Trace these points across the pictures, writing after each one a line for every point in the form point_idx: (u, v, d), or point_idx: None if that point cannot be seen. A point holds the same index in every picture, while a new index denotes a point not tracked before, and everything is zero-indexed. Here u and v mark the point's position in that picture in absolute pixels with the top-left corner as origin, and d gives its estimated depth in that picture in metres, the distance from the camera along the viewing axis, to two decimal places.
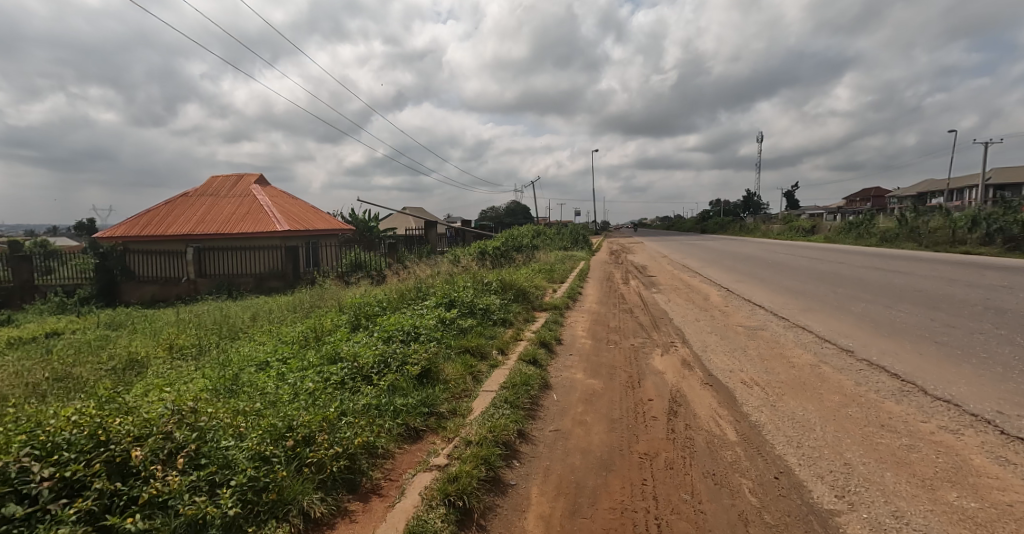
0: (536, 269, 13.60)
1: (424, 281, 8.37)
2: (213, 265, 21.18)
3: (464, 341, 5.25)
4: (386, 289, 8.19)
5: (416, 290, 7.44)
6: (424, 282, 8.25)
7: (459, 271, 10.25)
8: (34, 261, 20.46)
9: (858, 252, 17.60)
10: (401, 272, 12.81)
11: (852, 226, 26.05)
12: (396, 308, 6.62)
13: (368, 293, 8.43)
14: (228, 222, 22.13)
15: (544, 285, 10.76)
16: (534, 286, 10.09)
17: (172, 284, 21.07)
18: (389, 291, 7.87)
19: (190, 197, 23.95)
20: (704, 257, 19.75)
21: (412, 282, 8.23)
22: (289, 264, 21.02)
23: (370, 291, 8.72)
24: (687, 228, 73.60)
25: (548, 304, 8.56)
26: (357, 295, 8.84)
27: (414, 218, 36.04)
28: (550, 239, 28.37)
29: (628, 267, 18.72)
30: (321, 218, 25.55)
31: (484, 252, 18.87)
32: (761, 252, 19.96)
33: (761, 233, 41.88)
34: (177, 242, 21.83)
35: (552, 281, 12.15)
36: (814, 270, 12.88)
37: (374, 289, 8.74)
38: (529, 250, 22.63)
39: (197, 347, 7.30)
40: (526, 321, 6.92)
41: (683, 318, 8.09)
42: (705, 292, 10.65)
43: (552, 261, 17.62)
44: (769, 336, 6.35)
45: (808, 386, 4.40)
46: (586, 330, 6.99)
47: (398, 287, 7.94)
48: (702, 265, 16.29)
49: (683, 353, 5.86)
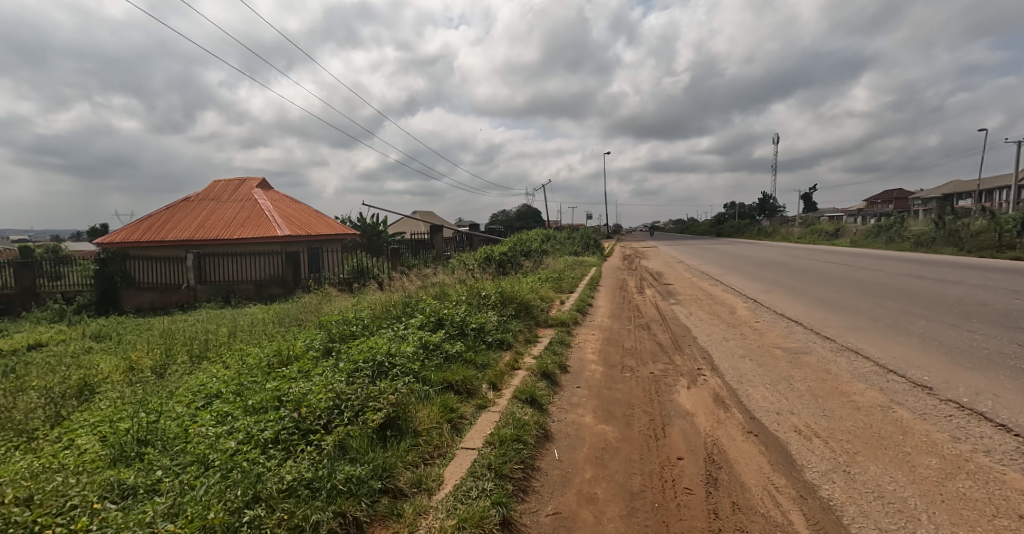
0: (543, 278, 12.69)
1: (415, 294, 7.50)
2: (213, 271, 20.61)
3: (449, 372, 4.33)
4: (373, 302, 7.32)
5: (403, 306, 6.56)
6: (415, 295, 7.37)
7: (457, 282, 9.39)
8: (39, 267, 19.99)
9: (893, 257, 16.35)
10: (398, 282, 11.96)
11: (880, 230, 24.71)
12: (377, 327, 5.74)
13: (353, 306, 7.55)
14: (229, 227, 21.57)
15: (550, 297, 9.82)
16: (540, 298, 9.16)
17: (171, 291, 20.52)
18: (376, 305, 7.00)
19: (192, 201, 23.45)
20: (722, 262, 18.69)
21: (402, 295, 7.35)
22: (290, 271, 20.37)
23: (356, 303, 7.85)
24: (702, 231, 71.93)
25: (555, 320, 7.63)
26: (341, 308, 7.99)
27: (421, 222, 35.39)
28: (560, 244, 27.45)
29: (642, 273, 17.75)
30: (325, 223, 24.96)
31: (491, 258, 18.01)
32: (786, 258, 18.74)
33: (781, 236, 40.33)
34: (178, 247, 21.31)
35: (560, 290, 11.23)
36: (849, 278, 11.78)
37: (360, 301, 7.88)
38: (538, 256, 21.73)
39: (159, 369, 6.50)
40: (528, 342, 6.00)
41: (709, 337, 7.09)
42: (730, 305, 9.63)
43: (561, 267, 16.72)
44: (815, 364, 5.34)
45: (887, 441, 3.39)
46: (597, 353, 6.05)
47: (385, 301, 7.07)
48: (722, 273, 15.24)
49: (713, 385, 4.88)
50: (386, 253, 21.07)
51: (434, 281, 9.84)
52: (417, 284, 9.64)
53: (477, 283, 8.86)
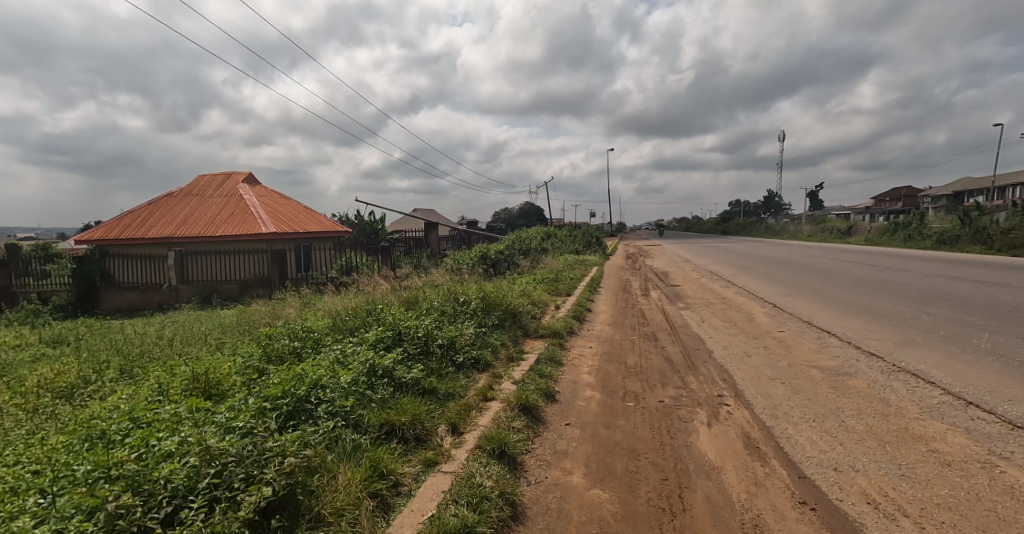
0: (539, 279, 11.66)
1: (382, 301, 6.48)
2: (197, 271, 19.68)
3: (395, 410, 3.28)
4: (333, 310, 6.27)
5: (363, 318, 5.54)
6: (381, 303, 6.34)
7: (438, 286, 8.39)
8: (27, 266, 19.45)
9: (916, 256, 15.25)
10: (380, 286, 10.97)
11: (898, 227, 23.54)
12: (325, 345, 4.69)
13: (311, 314, 6.53)
14: (212, 223, 20.57)
15: (544, 301, 8.78)
16: (531, 303, 8.12)
17: (152, 291, 19.61)
18: (335, 315, 5.96)
19: (175, 197, 22.45)
20: (732, 262, 17.63)
21: (366, 303, 6.32)
22: (276, 270, 19.39)
23: (315, 310, 6.82)
24: (707, 230, 70.63)
25: (546, 330, 6.60)
26: (301, 315, 6.98)
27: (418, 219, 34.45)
28: (561, 242, 26.40)
29: (647, 273, 16.70)
30: (315, 219, 23.99)
31: (487, 257, 16.96)
32: (800, 257, 17.61)
33: (789, 235, 39.09)
34: (159, 245, 20.34)
35: (556, 293, 10.19)
36: (875, 280, 10.71)
37: (322, 308, 6.86)
38: (538, 254, 20.71)
39: (72, 391, 5.45)
40: (510, 361, 4.97)
41: (727, 351, 6.04)
42: (747, 310, 8.55)
43: (559, 267, 15.69)
44: (865, 390, 4.28)
45: (1016, 525, 2.31)
46: (594, 373, 5.01)
47: (346, 310, 6.03)
48: (734, 273, 14.18)
49: (740, 421, 3.82)
50: (376, 250, 20.21)
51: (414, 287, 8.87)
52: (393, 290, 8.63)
53: (458, 287, 7.86)
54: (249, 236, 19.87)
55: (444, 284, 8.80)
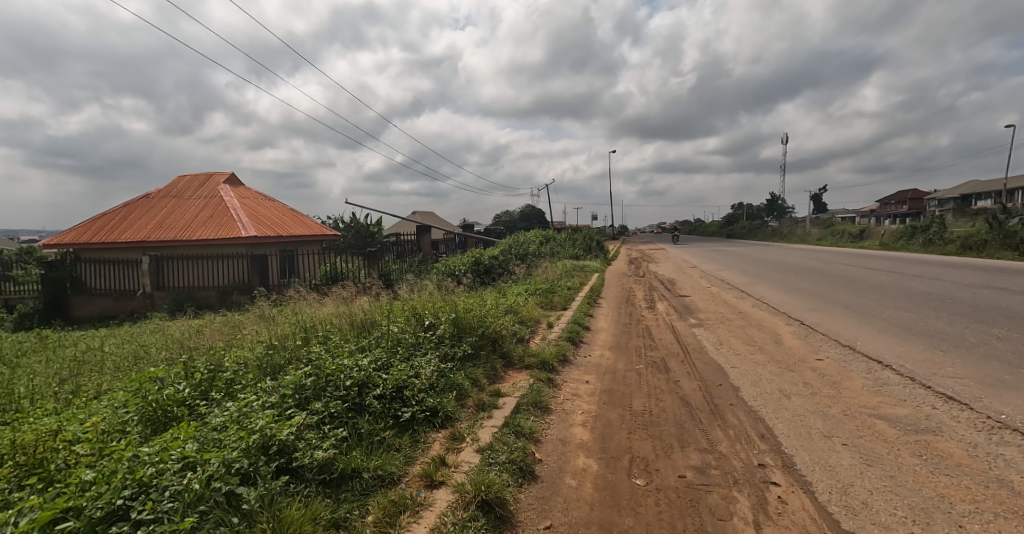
0: (532, 289, 10.51)
1: (329, 322, 5.27)
2: (172, 277, 18.57)
3: (269, 529, 2.03)
4: (266, 333, 5.05)
5: (295, 346, 4.33)
6: (326, 326, 5.12)
7: (408, 301, 7.20)
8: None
9: (943, 262, 14.06)
10: (354, 299, 9.84)
11: (915, 231, 22.33)
12: (225, 396, 3.43)
13: (242, 338, 5.32)
14: (189, 227, 19.37)
15: (533, 318, 7.58)
16: (518, 322, 6.92)
17: (126, 298, 18.51)
18: (265, 340, 4.76)
19: (152, 199, 21.29)
20: (742, 268, 16.48)
21: (308, 325, 5.12)
22: (256, 275, 18.24)
23: (251, 332, 5.61)
24: (711, 234, 69.43)
25: (532, 361, 5.42)
26: (235, 336, 5.76)
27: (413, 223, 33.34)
28: (560, 246, 25.28)
29: (652, 280, 15.54)
30: (301, 223, 22.83)
31: (479, 262, 15.80)
32: (816, 263, 16.36)
33: (798, 238, 37.81)
34: (133, 249, 19.25)
35: (550, 306, 9.04)
36: (912, 291, 9.50)
37: (258, 329, 5.64)
38: (535, 259, 19.60)
39: None
40: (480, 412, 3.78)
41: (756, 388, 4.82)
42: (771, 330, 7.32)
43: (556, 275, 14.54)
44: (965, 458, 3.08)
45: None
46: (590, 429, 3.79)
47: (279, 335, 4.82)
48: (747, 282, 13.00)
49: (802, 518, 2.61)
50: (361, 252, 18.34)
51: (383, 301, 7.68)
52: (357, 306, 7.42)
53: (429, 302, 6.67)
54: (228, 239, 18.68)
55: (418, 299, 7.62)
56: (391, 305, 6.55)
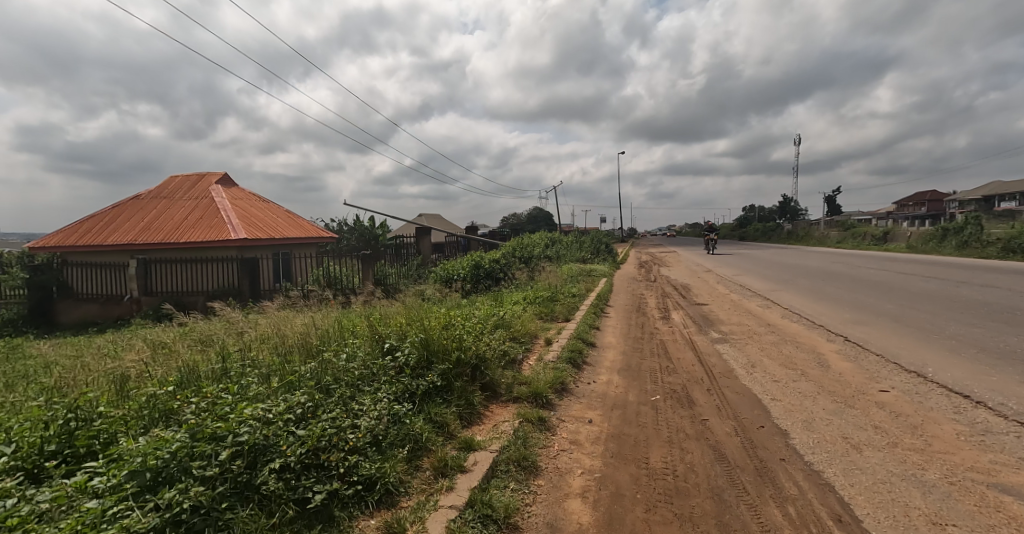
0: (534, 297, 9.47)
1: (267, 342, 4.18)
2: (161, 281, 17.76)
3: None
4: (182, 353, 3.93)
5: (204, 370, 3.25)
6: (261, 346, 4.02)
7: (379, 313, 6.17)
8: None
9: (988, 267, 12.80)
10: (332, 309, 8.87)
11: (948, 233, 20.96)
12: (62, 471, 2.30)
13: (158, 353, 4.22)
14: (177, 229, 18.49)
15: (529, 334, 6.50)
16: (509, 339, 5.86)
17: (113, 303, 17.75)
18: (174, 362, 3.66)
19: (142, 199, 20.52)
20: (764, 273, 15.33)
21: (238, 347, 3.98)
22: (245, 280, 17.35)
23: (175, 346, 4.54)
24: (723, 237, 67.90)
25: (518, 395, 4.35)
26: (158, 348, 4.71)
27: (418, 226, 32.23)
28: (568, 249, 24.25)
29: (664, 286, 14.47)
30: (296, 225, 21.94)
31: (479, 266, 14.81)
32: (843, 267, 15.19)
33: (817, 240, 36.34)
34: (121, 253, 18.49)
35: (551, 317, 8.01)
36: (966, 300, 8.33)
37: (182, 344, 4.55)
38: (540, 263, 18.59)
39: None
40: (437, 482, 2.69)
41: (811, 433, 3.73)
42: (810, 349, 6.18)
43: (562, 280, 13.49)
44: None
45: None
46: (591, 505, 2.71)
47: (195, 355, 3.73)
48: (771, 288, 11.85)
49: None
50: (356, 254, 17.34)
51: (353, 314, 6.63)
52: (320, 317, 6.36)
53: (400, 316, 5.62)
54: (216, 241, 17.79)
55: (393, 310, 6.58)
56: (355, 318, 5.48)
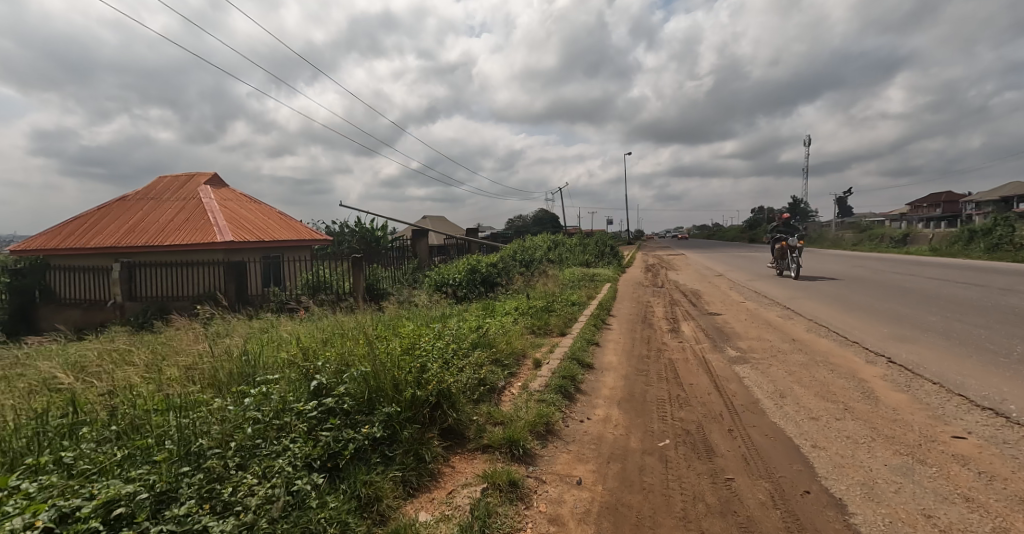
0: (528, 307, 8.59)
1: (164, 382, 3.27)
2: (145, 286, 16.97)
3: None
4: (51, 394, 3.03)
5: (33, 423, 2.34)
6: (151, 385, 3.11)
7: (338, 332, 5.27)
8: None
9: None
10: (300, 323, 7.96)
11: (974, 236, 19.83)
12: None
13: (31, 391, 3.33)
14: (163, 231, 17.74)
15: (515, 355, 5.56)
16: (489, 364, 4.92)
17: (95, 309, 16.99)
18: (23, 410, 2.76)
19: (129, 201, 19.82)
20: (779, 278, 14.36)
21: (123, 385, 3.07)
22: (232, 285, 16.59)
23: (63, 378, 3.65)
24: (733, 239, 66.58)
25: (489, 442, 3.41)
26: (53, 377, 3.84)
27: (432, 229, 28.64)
28: (572, 251, 23.39)
29: (672, 292, 13.54)
30: (289, 227, 21.19)
31: (474, 271, 14.00)
32: (865, 272, 14.19)
33: (831, 243, 35.12)
34: (105, 256, 17.79)
35: (545, 331, 7.12)
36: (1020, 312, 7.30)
37: (76, 375, 3.68)
38: (541, 267, 17.76)
39: None
40: None
41: (876, 502, 2.77)
42: (849, 375, 5.20)
43: (561, 287, 12.62)
44: None
45: None
46: None
47: (53, 398, 2.83)
48: (790, 296, 10.87)
49: None
50: (347, 257, 16.49)
51: (310, 331, 5.73)
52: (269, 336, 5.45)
53: (356, 337, 4.72)
54: (202, 244, 17.02)
55: (356, 329, 5.66)
56: (300, 340, 4.58)
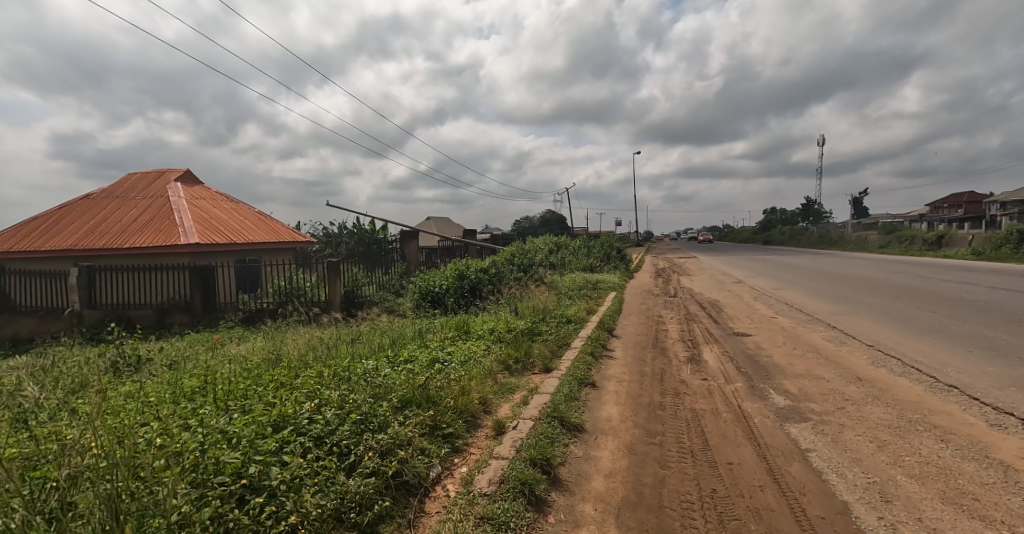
0: (510, 327, 6.85)
1: None
2: (106, 292, 15.35)
3: None
4: None
5: None
6: None
7: (209, 395, 3.61)
8: None
9: None
10: (216, 356, 6.26)
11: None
12: None
13: None
14: (124, 232, 16.21)
15: (467, 416, 3.78)
16: (418, 439, 3.18)
17: (51, 318, 15.37)
18: None
19: (93, 198, 18.37)
20: (811, 286, 12.49)
21: None
22: (197, 292, 14.91)
23: None
24: (745, 241, 64.70)
25: None
26: None
27: (432, 236, 25.39)
28: (576, 254, 21.73)
29: (686, 302, 11.73)
30: (268, 228, 19.64)
31: (459, 279, 12.30)
32: (911, 280, 12.31)
33: (855, 245, 32.90)
34: (62, 260, 16.24)
35: (524, 367, 5.38)
36: None
37: None
38: (539, 271, 16.02)
39: None
40: None
41: None
42: (983, 455, 3.34)
43: (558, 297, 10.88)
44: None
45: None
46: None
47: None
48: (831, 311, 9.01)
49: None
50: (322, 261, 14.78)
51: (187, 387, 4.08)
52: (118, 406, 3.80)
53: (207, 412, 3.03)
54: (164, 247, 15.40)
55: (248, 378, 3.99)
56: (115, 428, 2.92)
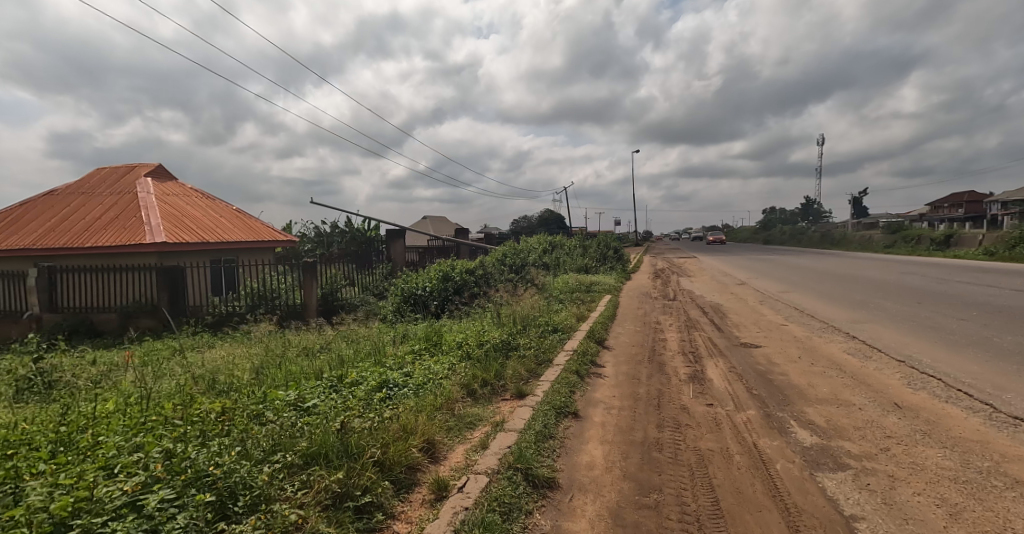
0: (482, 340, 5.92)
1: None
2: (69, 295, 14.33)
3: None
4: None
5: None
6: None
7: (43, 453, 2.66)
8: None
9: None
10: (135, 377, 5.29)
11: None
12: None
13: None
14: (87, 231, 15.26)
15: (398, 474, 2.81)
16: (309, 519, 2.22)
17: (9, 322, 14.34)
18: None
19: (58, 195, 17.39)
20: (820, 289, 11.58)
21: None
22: (164, 293, 13.84)
23: None
24: (744, 240, 63.87)
25: None
26: None
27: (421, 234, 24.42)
28: (570, 254, 20.82)
29: (686, 306, 10.79)
30: (246, 227, 18.66)
31: (439, 282, 11.32)
32: (929, 282, 11.39)
33: (858, 245, 32.02)
34: (23, 260, 15.25)
35: (490, 393, 4.43)
36: None
37: None
38: (530, 272, 15.08)
39: None
40: None
41: None
42: None
43: (546, 301, 9.95)
44: None
45: None
46: None
47: None
48: (848, 319, 8.06)
49: None
50: (296, 262, 13.74)
51: (41, 435, 3.14)
52: None
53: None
54: (128, 246, 14.41)
55: (115, 424, 3.05)
56: None
